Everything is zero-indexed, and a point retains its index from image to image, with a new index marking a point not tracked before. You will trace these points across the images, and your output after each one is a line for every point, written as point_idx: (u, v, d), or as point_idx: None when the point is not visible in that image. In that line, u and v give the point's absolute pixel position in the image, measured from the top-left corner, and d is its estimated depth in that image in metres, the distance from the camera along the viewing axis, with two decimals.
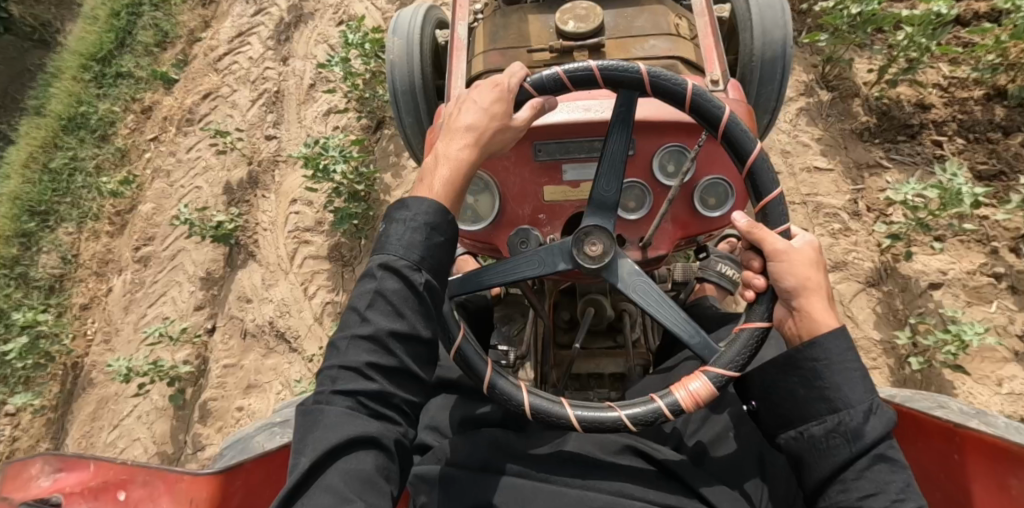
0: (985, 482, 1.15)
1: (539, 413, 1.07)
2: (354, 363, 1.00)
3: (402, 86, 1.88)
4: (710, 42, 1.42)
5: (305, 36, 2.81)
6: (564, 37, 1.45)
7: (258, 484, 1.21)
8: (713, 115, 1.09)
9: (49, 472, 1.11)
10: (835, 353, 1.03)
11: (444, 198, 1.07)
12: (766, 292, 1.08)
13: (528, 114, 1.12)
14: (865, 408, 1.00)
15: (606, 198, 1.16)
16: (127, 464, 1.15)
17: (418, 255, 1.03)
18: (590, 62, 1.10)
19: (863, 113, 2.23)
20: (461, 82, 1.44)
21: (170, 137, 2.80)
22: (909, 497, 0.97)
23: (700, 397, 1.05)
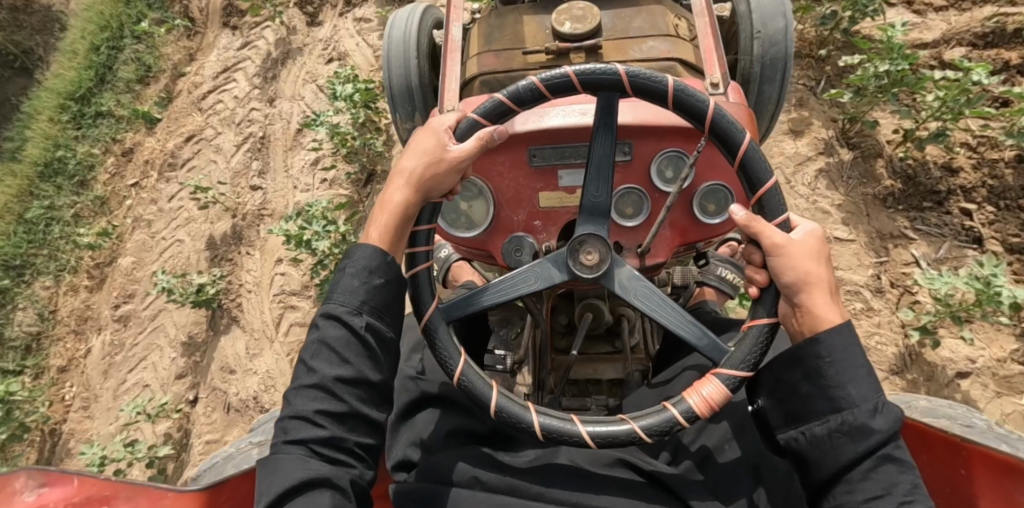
0: (993, 496, 1.11)
1: (553, 433, 1.03)
2: (302, 412, 1.01)
3: (399, 87, 1.85)
4: (710, 42, 1.36)
5: (292, 73, 2.85)
6: (561, 39, 1.42)
7: (244, 498, 1.19)
8: (698, 109, 1.06)
9: (32, 487, 1.09)
10: (839, 349, 1.00)
11: (382, 242, 1.09)
12: (769, 287, 1.06)
13: (471, 147, 1.08)
14: (871, 407, 0.97)
15: (597, 204, 1.14)
16: (111, 480, 1.13)
17: (358, 300, 1.06)
18: (566, 67, 1.07)
19: (887, 175, 2.16)
20: (455, 85, 1.39)
21: (150, 184, 2.84)
22: (917, 499, 0.93)
23: (713, 402, 1.02)
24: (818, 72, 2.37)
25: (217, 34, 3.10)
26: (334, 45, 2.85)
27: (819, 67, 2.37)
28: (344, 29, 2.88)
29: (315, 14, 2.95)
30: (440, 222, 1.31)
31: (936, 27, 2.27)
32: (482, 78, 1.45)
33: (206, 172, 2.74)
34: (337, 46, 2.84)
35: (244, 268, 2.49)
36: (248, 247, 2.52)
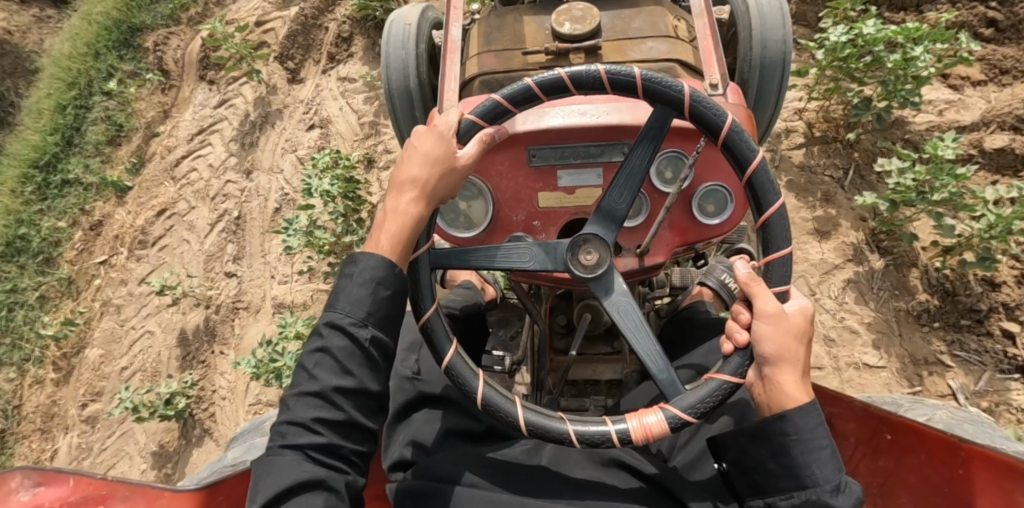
0: (991, 496, 1.11)
1: (490, 405, 1.07)
2: (299, 419, 1.00)
3: (396, 83, 1.85)
4: (709, 43, 1.36)
5: (271, 140, 2.73)
6: (561, 39, 1.42)
7: (242, 500, 1.20)
8: (745, 157, 1.07)
9: (28, 486, 1.08)
10: (805, 428, 0.99)
11: (393, 253, 1.09)
12: (746, 349, 1.04)
13: (474, 149, 1.12)
14: (833, 485, 0.97)
15: (615, 209, 1.13)
16: (108, 479, 1.12)
17: (364, 312, 1.04)
18: (635, 69, 1.08)
19: (922, 288, 1.96)
20: (455, 83, 1.39)
21: (121, 262, 2.72)
22: None
23: (652, 432, 1.02)
24: (845, 160, 2.18)
25: (194, 88, 2.94)
26: (317, 104, 2.74)
27: (846, 154, 2.18)
28: (327, 88, 2.76)
29: (296, 69, 2.82)
30: (438, 221, 1.29)
31: (975, 106, 2.12)
32: (482, 78, 1.45)
33: (180, 252, 2.63)
34: (320, 110, 2.72)
35: (219, 371, 2.38)
36: (222, 345, 2.41)
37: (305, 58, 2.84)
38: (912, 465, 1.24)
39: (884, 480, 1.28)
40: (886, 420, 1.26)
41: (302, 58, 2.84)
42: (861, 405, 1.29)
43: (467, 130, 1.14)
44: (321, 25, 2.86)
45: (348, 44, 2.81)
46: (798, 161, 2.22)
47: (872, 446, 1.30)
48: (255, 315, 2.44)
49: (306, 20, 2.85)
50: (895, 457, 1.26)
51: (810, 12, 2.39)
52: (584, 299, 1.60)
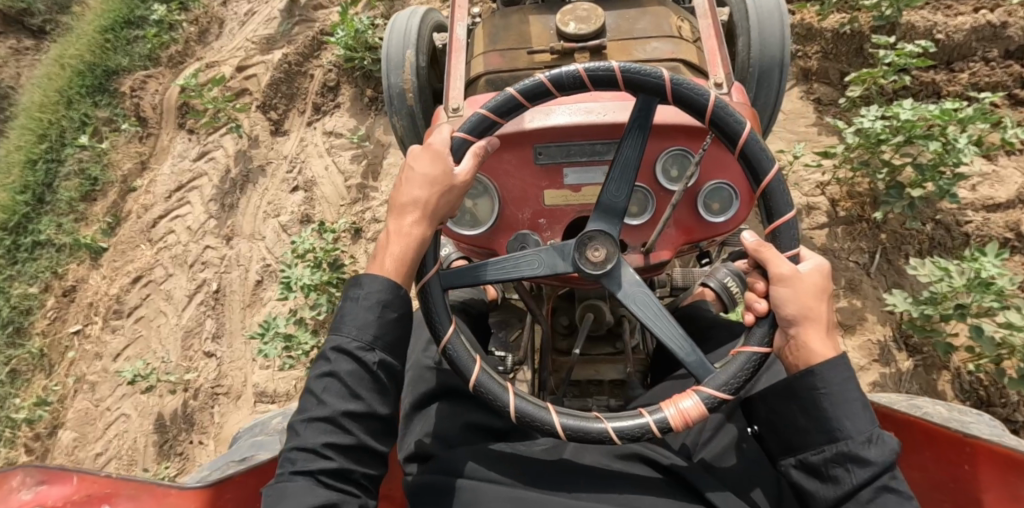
0: (998, 491, 1.12)
1: (524, 415, 1.06)
2: (310, 444, 1.00)
3: (395, 88, 1.84)
4: (713, 44, 1.38)
5: (252, 203, 2.61)
6: (565, 39, 1.42)
7: (249, 495, 1.18)
8: (733, 131, 1.08)
9: (31, 485, 1.07)
10: (835, 382, 0.99)
11: (396, 273, 1.09)
12: (767, 316, 1.06)
13: (470, 164, 1.13)
14: (866, 437, 0.96)
15: (614, 204, 1.14)
16: (113, 477, 1.11)
17: (371, 335, 1.05)
18: (614, 63, 1.09)
19: (954, 394, 1.84)
20: (460, 83, 1.40)
21: (96, 333, 2.58)
22: None
23: (689, 416, 1.03)
24: (871, 242, 2.10)
25: (173, 137, 2.86)
26: (301, 159, 2.63)
27: (873, 236, 2.10)
28: (312, 144, 2.65)
29: (280, 121, 2.72)
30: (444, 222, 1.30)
31: (1010, 178, 2.07)
32: (488, 77, 1.45)
33: (157, 325, 2.50)
34: (304, 170, 2.60)
35: (197, 463, 2.24)
36: (200, 435, 2.26)
37: (289, 107, 2.75)
38: (918, 463, 1.23)
39: None
40: (891, 417, 1.26)
41: (285, 107, 2.74)
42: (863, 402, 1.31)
43: (458, 147, 1.14)
44: (307, 74, 2.76)
45: (334, 93, 2.72)
46: (821, 243, 2.15)
47: None
48: (236, 402, 2.28)
49: (290, 67, 2.76)
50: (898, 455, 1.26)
51: (834, 68, 2.36)
52: (586, 300, 1.59)
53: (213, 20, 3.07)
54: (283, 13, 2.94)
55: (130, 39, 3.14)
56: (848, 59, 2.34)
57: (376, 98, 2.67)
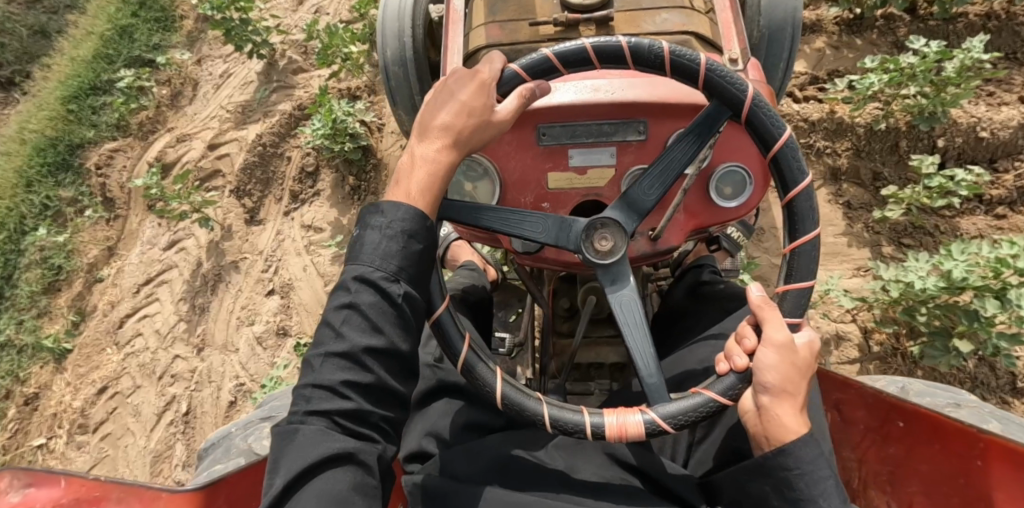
0: (1009, 489, 1.09)
1: (469, 371, 1.05)
2: (327, 382, 0.96)
3: (393, 56, 1.76)
4: (728, 16, 1.29)
5: (225, 306, 2.39)
6: (570, 9, 1.34)
7: (241, 497, 1.14)
8: (792, 178, 1.02)
9: (18, 488, 1.03)
10: (806, 462, 0.94)
11: (422, 204, 1.02)
12: (747, 372, 1.00)
13: (513, 104, 1.04)
14: None
15: (642, 201, 1.08)
16: (102, 479, 1.07)
17: (395, 266, 0.99)
18: (701, 56, 1.02)
19: None
20: (458, 57, 1.33)
21: (59, 448, 2.36)
22: None
23: (626, 432, 0.99)
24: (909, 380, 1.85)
25: (143, 219, 2.61)
26: (278, 257, 2.41)
27: (909, 374, 1.86)
28: (289, 238, 2.43)
29: (255, 209, 2.50)
30: None
31: None
32: (488, 50, 1.37)
33: (124, 444, 2.30)
34: (281, 270, 2.39)
35: None
36: None
37: (265, 194, 2.51)
38: (925, 455, 1.21)
39: (893, 468, 1.26)
40: (901, 408, 1.23)
41: (261, 194, 2.51)
42: (872, 392, 1.27)
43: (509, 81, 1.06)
44: (284, 156, 2.53)
45: (313, 179, 2.48)
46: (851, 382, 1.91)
47: (882, 433, 1.28)
48: None
49: (264, 149, 2.53)
50: (905, 445, 1.24)
51: (866, 168, 2.10)
52: (587, 282, 1.57)
53: (188, 82, 2.79)
54: (261, 76, 2.69)
55: (97, 107, 2.83)
56: (882, 157, 2.09)
57: (359, 187, 2.44)
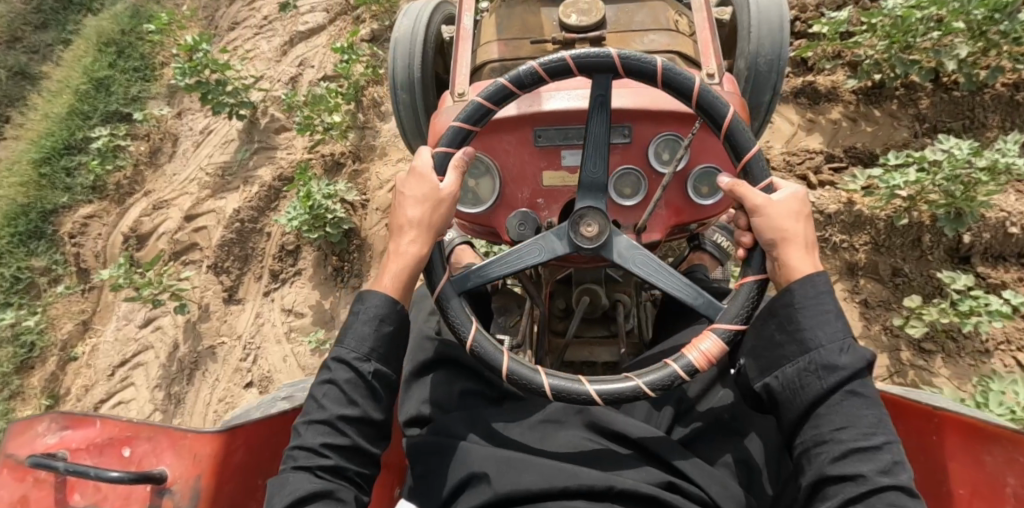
0: (960, 458, 1.19)
1: (560, 392, 1.10)
2: (309, 444, 1.06)
3: (402, 75, 1.91)
4: (707, 36, 1.44)
5: (202, 398, 2.37)
6: (567, 30, 1.48)
7: (258, 443, 1.24)
8: (686, 87, 1.13)
9: (54, 430, 1.13)
10: (809, 297, 1.08)
11: (397, 289, 1.16)
12: (755, 248, 1.14)
13: (454, 177, 1.17)
14: (836, 346, 1.04)
15: (595, 180, 1.21)
16: (134, 421, 1.18)
17: (368, 347, 1.12)
18: (564, 53, 1.14)
19: None
20: (466, 69, 1.47)
21: None
22: (881, 430, 1.00)
23: (712, 356, 1.10)
24: None
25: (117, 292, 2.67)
26: (256, 343, 2.41)
27: None
28: (269, 322, 2.43)
29: (233, 286, 2.51)
30: None
31: None
32: (495, 64, 1.52)
33: None
34: (260, 360, 2.38)
35: None
36: None
37: (243, 271, 2.53)
38: None
39: None
40: None
41: (239, 271, 2.53)
42: None
43: (441, 163, 1.19)
44: (262, 231, 2.56)
45: (294, 257, 2.51)
46: None
47: None
48: None
49: (243, 226, 2.56)
50: None
51: (886, 263, 2.04)
52: (582, 284, 1.65)
53: (166, 137, 2.90)
54: (242, 134, 2.79)
55: (71, 168, 2.94)
56: (903, 252, 2.03)
57: (342, 269, 2.46)
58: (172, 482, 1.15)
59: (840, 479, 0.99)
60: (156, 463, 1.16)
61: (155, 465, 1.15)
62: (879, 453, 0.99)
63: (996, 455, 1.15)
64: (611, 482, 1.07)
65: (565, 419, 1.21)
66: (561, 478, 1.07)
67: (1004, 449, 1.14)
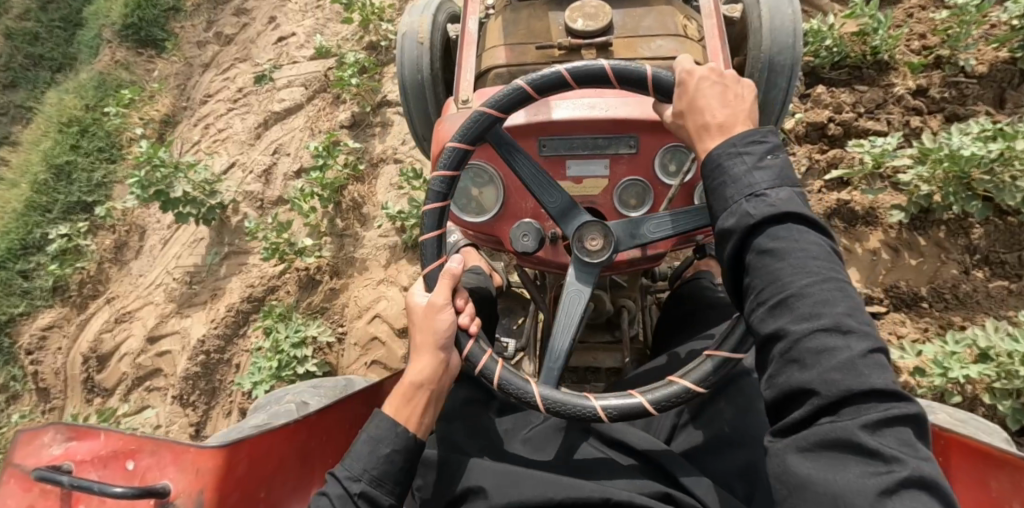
0: (964, 476, 1.21)
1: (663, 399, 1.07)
2: None
3: (410, 76, 1.89)
4: (716, 44, 1.42)
5: None
6: (574, 35, 1.46)
7: (259, 458, 1.25)
8: (559, 82, 1.14)
9: (59, 441, 1.14)
10: (710, 171, 1.00)
11: (401, 411, 1.15)
12: None
13: (444, 281, 1.17)
14: (732, 207, 0.95)
15: (561, 205, 1.21)
16: (138, 434, 1.19)
17: (360, 467, 1.08)
18: (449, 144, 1.19)
19: None
20: (471, 75, 1.45)
21: None
22: (796, 280, 0.87)
23: None
24: None
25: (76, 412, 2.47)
26: None
27: None
28: None
29: (200, 424, 2.31)
30: (452, 208, 1.37)
31: None
32: (499, 70, 1.49)
33: None
34: None
35: None
36: None
37: (211, 406, 2.33)
38: None
39: None
40: None
41: (207, 407, 2.33)
42: None
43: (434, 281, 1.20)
44: (231, 361, 2.38)
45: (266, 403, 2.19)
46: None
47: None
48: None
49: (210, 358, 2.38)
50: None
51: None
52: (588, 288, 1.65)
53: (132, 230, 2.79)
54: (212, 235, 2.65)
55: (27, 272, 2.81)
56: None
57: None
58: (175, 496, 1.15)
59: (772, 346, 0.88)
60: (160, 476, 1.16)
61: (159, 479, 1.16)
62: (800, 307, 0.86)
63: (1001, 481, 1.16)
64: (607, 494, 1.06)
65: (573, 429, 1.21)
66: (557, 489, 1.08)
67: (1010, 476, 1.15)
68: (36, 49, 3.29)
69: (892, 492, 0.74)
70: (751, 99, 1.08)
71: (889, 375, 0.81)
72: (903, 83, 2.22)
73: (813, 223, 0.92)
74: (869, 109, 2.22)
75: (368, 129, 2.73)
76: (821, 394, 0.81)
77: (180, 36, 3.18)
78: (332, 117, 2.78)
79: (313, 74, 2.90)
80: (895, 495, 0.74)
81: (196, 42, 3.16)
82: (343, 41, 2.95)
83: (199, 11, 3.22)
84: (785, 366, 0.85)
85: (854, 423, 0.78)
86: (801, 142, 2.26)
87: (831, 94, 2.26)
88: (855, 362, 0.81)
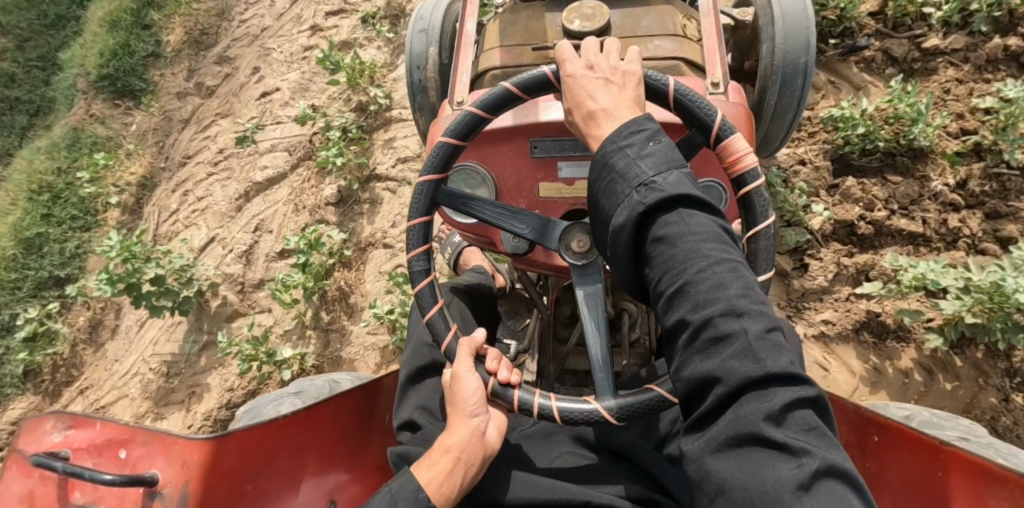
0: (966, 496, 1.18)
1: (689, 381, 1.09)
2: None
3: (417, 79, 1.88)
4: (714, 44, 1.39)
5: None
6: (570, 36, 1.43)
7: (246, 452, 1.29)
8: (479, 118, 1.21)
9: (60, 428, 1.20)
10: (598, 164, 1.00)
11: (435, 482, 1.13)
12: None
13: (461, 346, 1.20)
14: (624, 198, 0.95)
15: (528, 229, 1.22)
16: (132, 424, 1.23)
17: None
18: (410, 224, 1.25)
19: None
20: (466, 77, 1.46)
21: None
22: (691, 266, 0.89)
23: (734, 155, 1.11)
24: None
25: None
26: None
27: None
28: None
29: None
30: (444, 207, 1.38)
31: None
32: (495, 72, 1.50)
33: None
34: None
35: None
36: None
37: None
38: (900, 464, 1.30)
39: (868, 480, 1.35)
40: (875, 422, 1.34)
41: None
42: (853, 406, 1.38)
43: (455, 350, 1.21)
44: None
45: None
46: None
47: (860, 447, 1.38)
48: None
49: None
50: (880, 457, 1.34)
51: None
52: None
53: (108, 307, 2.68)
54: (191, 321, 2.54)
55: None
56: None
57: None
58: (162, 486, 1.20)
59: (675, 337, 0.90)
60: (150, 466, 1.21)
61: (148, 468, 1.21)
62: (698, 295, 0.88)
63: (1000, 499, 1.14)
64: (585, 498, 1.15)
65: (555, 436, 1.30)
66: (538, 492, 1.16)
67: (1009, 494, 1.13)
68: (13, 92, 3.26)
69: (801, 479, 0.79)
70: (634, 84, 1.09)
71: (785, 354, 0.85)
72: (940, 179, 2.04)
73: (699, 205, 0.93)
74: (904, 205, 2.06)
75: (355, 207, 2.60)
76: (724, 382, 0.84)
77: (160, 85, 3.08)
78: (317, 191, 2.64)
79: (297, 140, 2.76)
80: (810, 487, 0.78)
81: (176, 93, 3.04)
82: (331, 100, 2.81)
83: (179, 57, 3.10)
84: (690, 357, 0.88)
85: (762, 411, 0.82)
86: (827, 241, 2.09)
87: (862, 186, 2.10)
88: (752, 347, 0.84)
